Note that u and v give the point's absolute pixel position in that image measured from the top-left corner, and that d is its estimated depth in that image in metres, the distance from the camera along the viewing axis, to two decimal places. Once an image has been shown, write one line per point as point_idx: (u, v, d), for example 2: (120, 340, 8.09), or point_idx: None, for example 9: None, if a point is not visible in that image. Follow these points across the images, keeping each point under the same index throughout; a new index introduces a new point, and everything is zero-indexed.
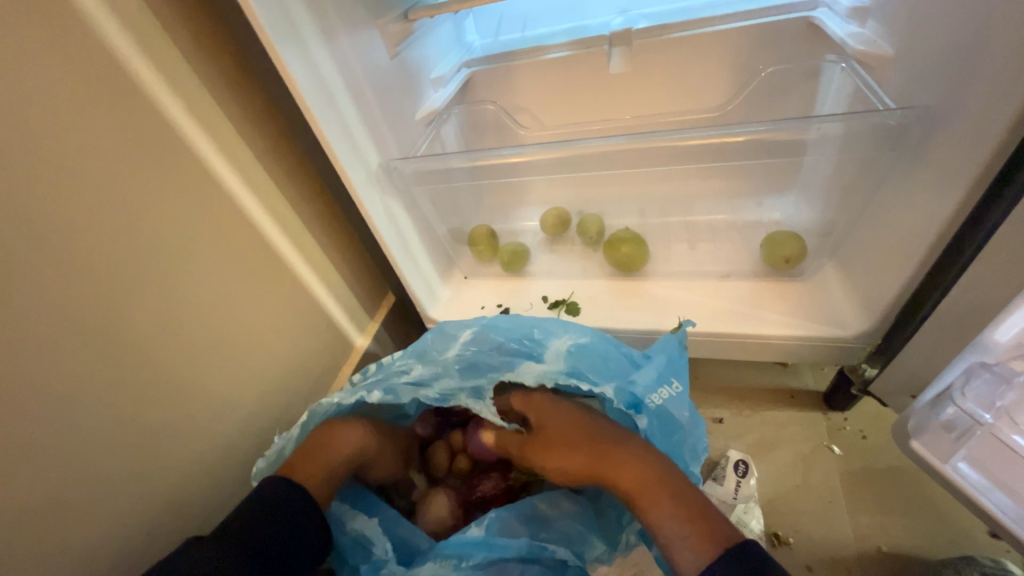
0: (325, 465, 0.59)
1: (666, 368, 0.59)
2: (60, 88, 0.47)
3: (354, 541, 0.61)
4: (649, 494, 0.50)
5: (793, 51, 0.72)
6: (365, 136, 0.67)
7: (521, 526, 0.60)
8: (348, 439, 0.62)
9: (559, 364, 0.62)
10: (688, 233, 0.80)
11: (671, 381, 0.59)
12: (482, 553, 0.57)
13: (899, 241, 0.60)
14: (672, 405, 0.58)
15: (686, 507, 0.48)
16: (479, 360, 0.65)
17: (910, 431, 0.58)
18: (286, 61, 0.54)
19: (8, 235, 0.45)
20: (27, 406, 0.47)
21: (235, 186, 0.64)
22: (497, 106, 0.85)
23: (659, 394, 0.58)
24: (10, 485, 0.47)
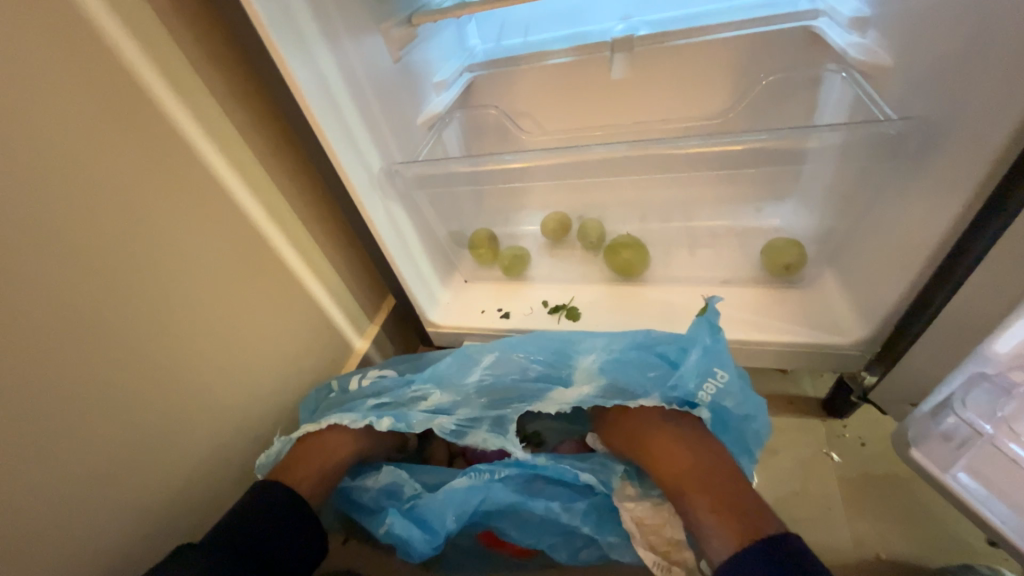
0: (316, 468, 0.62)
1: (705, 360, 0.57)
2: (64, 91, 0.47)
3: (382, 489, 0.65)
4: (691, 484, 0.53)
5: (794, 59, 0.72)
6: (367, 141, 0.68)
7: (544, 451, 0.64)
8: (338, 442, 0.64)
9: (589, 384, 0.62)
10: (688, 239, 0.80)
11: (716, 373, 0.57)
12: (509, 469, 0.61)
13: (898, 249, 0.60)
14: (723, 399, 0.57)
15: (721, 504, 0.50)
16: (502, 386, 0.66)
17: (910, 440, 0.58)
18: (290, 65, 0.55)
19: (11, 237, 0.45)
20: (26, 408, 0.47)
21: (238, 189, 0.64)
22: (499, 111, 0.86)
23: (707, 388, 0.57)
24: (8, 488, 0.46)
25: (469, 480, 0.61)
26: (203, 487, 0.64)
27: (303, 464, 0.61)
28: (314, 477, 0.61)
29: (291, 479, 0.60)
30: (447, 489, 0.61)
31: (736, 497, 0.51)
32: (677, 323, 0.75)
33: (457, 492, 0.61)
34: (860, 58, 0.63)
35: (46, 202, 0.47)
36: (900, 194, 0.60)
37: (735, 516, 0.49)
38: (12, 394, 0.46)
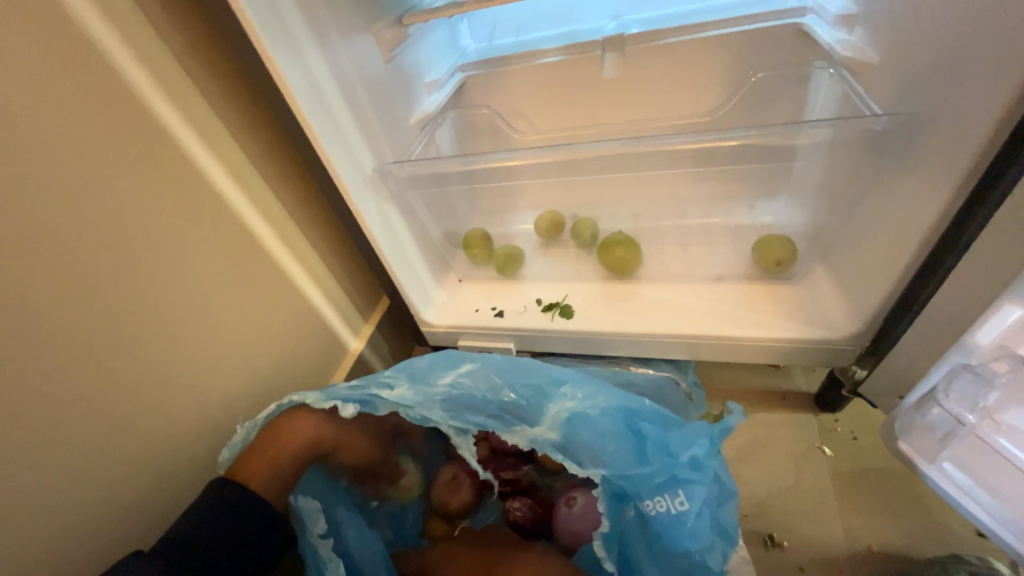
0: (269, 461, 0.56)
1: (675, 476, 0.53)
2: (54, 93, 0.47)
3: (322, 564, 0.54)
4: None
5: (783, 57, 0.73)
6: (359, 141, 0.68)
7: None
8: (296, 431, 0.58)
9: (552, 432, 0.57)
10: (681, 236, 0.81)
11: (677, 495, 0.53)
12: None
13: (887, 244, 0.61)
14: (667, 522, 0.53)
15: None
16: (469, 401, 0.61)
17: (898, 431, 0.60)
18: (283, 70, 0.55)
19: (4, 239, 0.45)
20: (19, 409, 0.47)
21: (230, 190, 0.64)
22: (491, 110, 0.86)
23: (656, 504, 0.53)
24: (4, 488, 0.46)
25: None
26: (197, 489, 0.64)
27: (256, 456, 0.56)
28: (267, 470, 0.56)
29: (240, 473, 0.55)
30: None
31: None
32: (670, 320, 0.75)
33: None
34: (846, 55, 0.63)
35: (37, 204, 0.47)
36: (886, 189, 0.61)
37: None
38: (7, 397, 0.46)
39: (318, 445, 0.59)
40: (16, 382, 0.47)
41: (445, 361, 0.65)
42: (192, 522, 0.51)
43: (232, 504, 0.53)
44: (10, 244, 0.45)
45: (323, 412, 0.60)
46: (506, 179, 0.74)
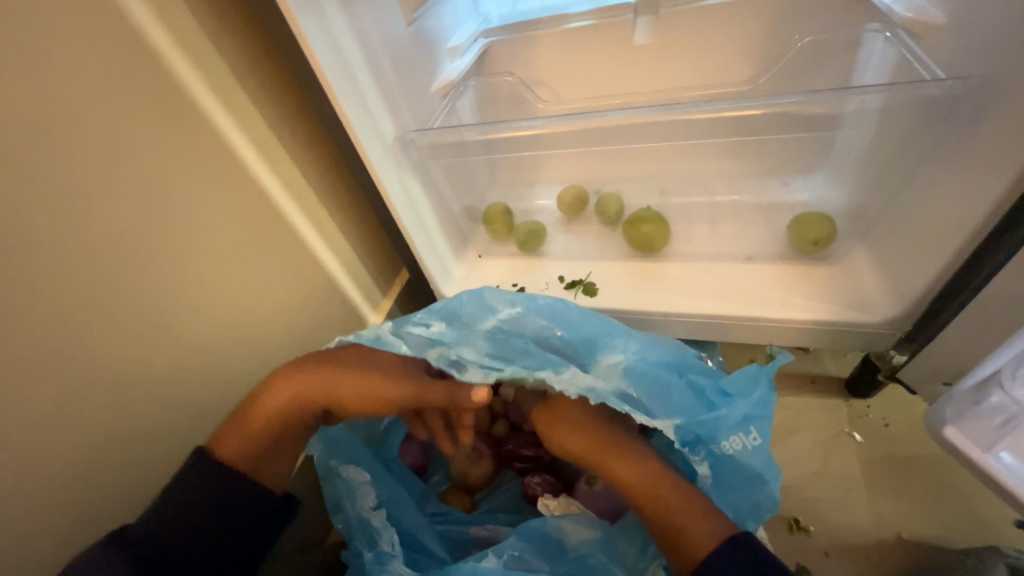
0: (248, 434, 0.54)
1: (745, 413, 0.53)
2: (73, 53, 0.46)
3: (358, 524, 0.58)
4: (664, 487, 0.48)
5: (833, 19, 0.67)
6: (381, 107, 0.65)
7: (544, 553, 0.56)
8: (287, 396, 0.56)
9: (612, 381, 0.53)
10: (710, 213, 0.77)
11: (750, 431, 0.53)
12: (523, 542, 0.57)
13: (941, 223, 0.57)
14: (738, 459, 0.54)
15: (686, 499, 0.47)
16: (516, 344, 0.56)
17: (946, 418, 0.57)
18: (306, 30, 0.52)
19: (27, 202, 0.44)
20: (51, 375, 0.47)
21: (250, 157, 0.62)
22: (516, 78, 0.82)
23: (732, 442, 0.53)
24: None
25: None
26: None
27: (232, 431, 0.54)
28: (246, 445, 0.54)
29: (225, 440, 0.54)
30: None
31: (696, 501, 0.47)
32: (698, 300, 0.72)
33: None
34: (907, 16, 0.58)
35: (58, 168, 0.46)
36: (943, 165, 0.56)
37: (693, 518, 0.45)
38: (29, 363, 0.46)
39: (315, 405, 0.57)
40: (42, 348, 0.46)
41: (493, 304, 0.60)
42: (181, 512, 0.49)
43: (234, 499, 0.52)
44: (32, 209, 0.45)
45: (305, 371, 0.56)
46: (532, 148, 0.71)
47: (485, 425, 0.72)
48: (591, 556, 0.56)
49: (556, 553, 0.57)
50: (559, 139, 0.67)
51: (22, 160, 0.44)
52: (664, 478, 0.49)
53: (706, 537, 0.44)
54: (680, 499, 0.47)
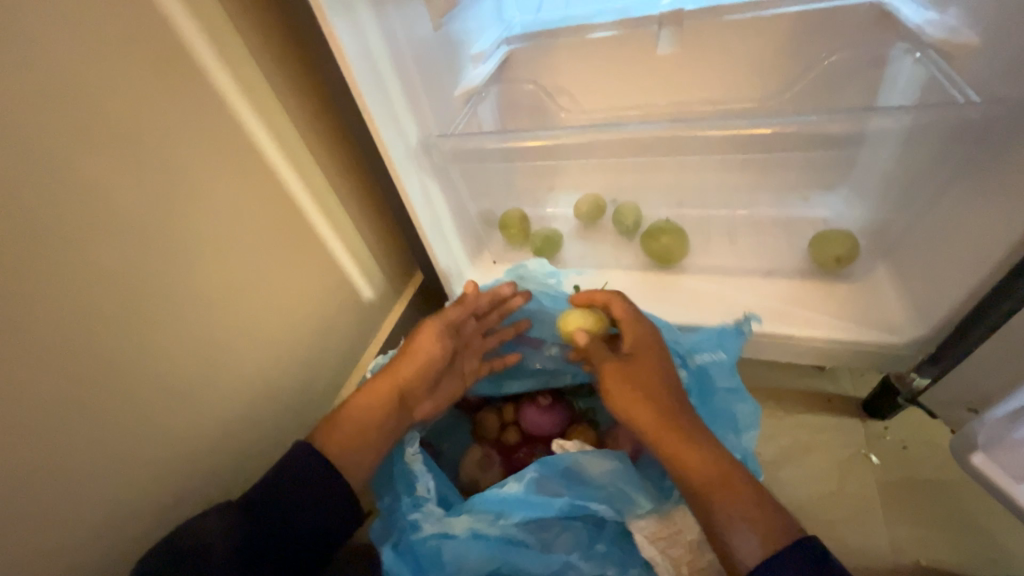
0: (347, 437, 0.55)
1: (714, 338, 0.63)
2: (111, 51, 0.46)
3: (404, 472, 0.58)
4: (726, 480, 0.47)
5: (860, 36, 0.67)
6: (406, 110, 0.65)
7: (565, 484, 0.55)
8: (378, 390, 0.58)
9: None
10: (729, 226, 0.77)
11: (717, 349, 0.62)
12: (545, 473, 0.55)
13: (969, 246, 0.56)
14: (714, 372, 0.61)
15: (750, 500, 0.46)
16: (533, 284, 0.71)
17: (977, 444, 0.58)
18: (336, 30, 0.52)
19: (61, 196, 0.45)
20: (76, 367, 0.48)
21: (274, 155, 0.63)
22: (537, 85, 0.83)
23: (702, 358, 0.62)
24: (61, 442, 0.47)
25: (473, 522, 0.53)
26: (232, 453, 0.65)
27: (334, 435, 0.55)
28: (346, 444, 0.55)
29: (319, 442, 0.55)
30: (450, 525, 0.53)
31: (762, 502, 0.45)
32: (714, 313, 0.72)
33: (461, 534, 0.53)
34: (938, 36, 0.58)
35: (93, 162, 0.46)
36: (971, 183, 0.56)
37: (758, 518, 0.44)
38: (58, 356, 0.46)
39: (402, 391, 0.60)
40: (64, 341, 0.47)
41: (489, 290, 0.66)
42: (272, 509, 0.50)
43: (308, 497, 0.51)
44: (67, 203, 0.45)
45: (388, 369, 0.60)
46: (558, 159, 0.73)
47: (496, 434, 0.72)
48: (611, 486, 0.55)
49: (577, 485, 0.55)
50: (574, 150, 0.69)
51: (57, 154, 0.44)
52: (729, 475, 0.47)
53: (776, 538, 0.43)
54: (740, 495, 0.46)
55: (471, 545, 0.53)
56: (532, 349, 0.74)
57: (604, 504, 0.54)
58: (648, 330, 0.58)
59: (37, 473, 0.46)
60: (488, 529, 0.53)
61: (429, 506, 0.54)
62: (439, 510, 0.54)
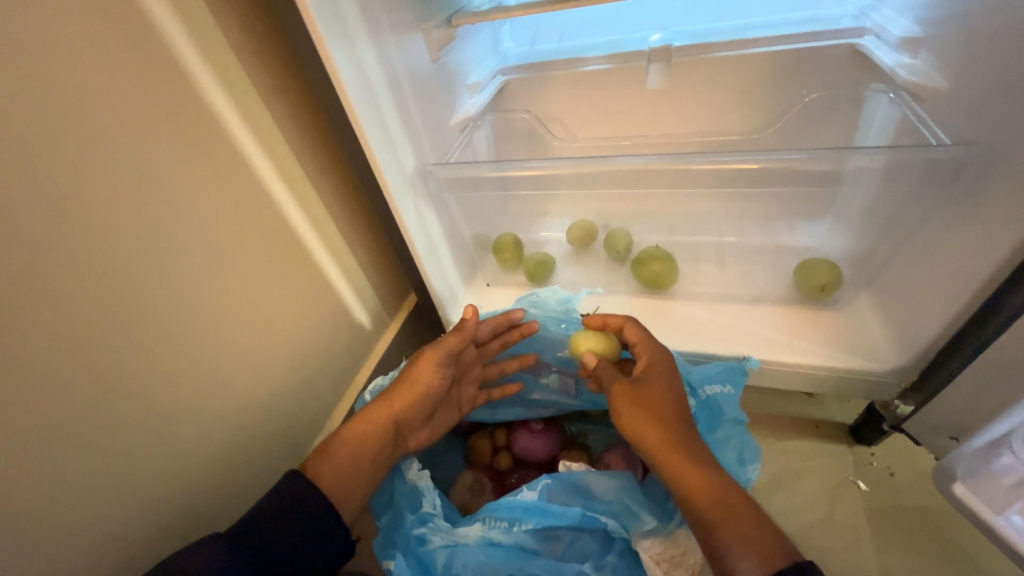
0: (341, 466, 0.56)
1: (722, 371, 0.64)
2: (118, 82, 0.47)
3: (410, 488, 0.57)
4: (728, 508, 0.46)
5: (838, 77, 0.71)
6: (403, 140, 0.67)
7: (574, 496, 0.56)
8: (374, 419, 0.58)
9: None
10: (718, 253, 0.79)
11: (725, 382, 0.63)
12: (556, 485, 0.55)
13: (947, 278, 0.59)
14: (723, 404, 0.62)
15: (752, 526, 0.45)
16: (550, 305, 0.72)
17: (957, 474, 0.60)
18: (337, 62, 0.53)
19: (63, 224, 0.45)
20: (67, 394, 0.47)
21: (274, 182, 0.64)
22: (531, 115, 0.85)
23: (709, 390, 0.63)
24: (46, 471, 0.47)
25: (486, 531, 0.53)
26: (219, 479, 0.64)
27: (330, 464, 0.55)
28: (342, 473, 0.55)
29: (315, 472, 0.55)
30: (463, 534, 0.52)
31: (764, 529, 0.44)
32: (703, 339, 0.74)
33: (472, 544, 0.53)
34: (909, 79, 0.62)
35: (95, 191, 0.47)
36: (949, 219, 0.58)
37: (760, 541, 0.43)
38: (49, 383, 0.46)
39: (399, 421, 0.60)
40: (55, 365, 0.46)
41: (493, 321, 0.67)
42: (259, 539, 0.49)
43: (297, 522, 0.51)
44: (68, 231, 0.46)
45: (387, 398, 0.60)
46: (549, 189, 0.75)
47: (487, 458, 0.73)
48: (616, 500, 0.55)
49: (584, 498, 0.56)
50: (564, 180, 0.72)
51: (59, 183, 0.44)
52: (733, 498, 0.47)
53: (777, 561, 0.42)
54: (744, 516, 0.45)
55: (482, 554, 0.53)
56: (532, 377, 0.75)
57: (612, 516, 0.54)
58: (660, 353, 0.58)
59: (20, 502, 0.45)
60: (502, 537, 0.53)
61: (436, 520, 0.53)
62: (447, 524, 0.53)
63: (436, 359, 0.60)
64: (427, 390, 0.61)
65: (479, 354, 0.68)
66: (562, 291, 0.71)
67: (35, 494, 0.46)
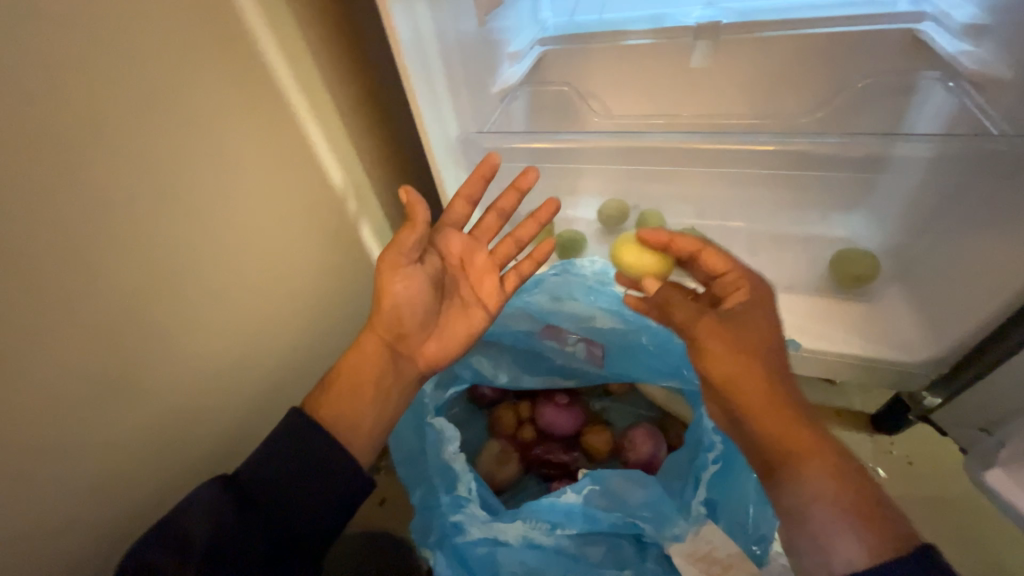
0: (345, 398, 0.53)
1: None
2: (180, 28, 0.48)
3: (443, 472, 0.56)
4: (829, 477, 0.43)
5: (894, 64, 0.69)
6: (448, 104, 0.67)
7: (613, 501, 0.53)
8: (365, 349, 0.56)
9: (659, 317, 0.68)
10: (750, 241, 0.78)
11: None
12: (596, 487, 0.53)
13: (993, 273, 0.58)
14: None
15: (858, 499, 0.42)
16: (585, 284, 0.72)
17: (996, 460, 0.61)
18: (394, 16, 0.55)
19: (127, 167, 0.46)
20: (123, 339, 0.48)
21: (317, 139, 0.65)
22: (570, 88, 0.83)
23: None
24: (99, 411, 0.48)
25: (527, 530, 0.52)
26: (245, 432, 0.66)
27: (340, 407, 0.53)
28: (347, 408, 0.53)
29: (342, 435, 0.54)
30: (503, 531, 0.52)
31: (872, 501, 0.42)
32: None
33: (513, 541, 0.53)
34: None
35: (153, 136, 0.47)
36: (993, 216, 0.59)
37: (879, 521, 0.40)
38: (109, 327, 0.47)
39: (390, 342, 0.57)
40: (123, 314, 0.48)
41: (459, 197, 0.58)
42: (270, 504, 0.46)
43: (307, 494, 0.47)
44: (128, 175, 0.46)
45: (370, 324, 0.57)
46: (571, 163, 0.76)
47: (511, 429, 0.74)
48: (649, 498, 0.54)
49: (622, 505, 0.53)
50: (596, 155, 0.73)
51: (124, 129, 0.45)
52: (840, 467, 0.44)
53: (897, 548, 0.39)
54: (859, 494, 0.42)
55: (523, 552, 0.53)
56: (556, 345, 0.73)
57: (647, 521, 0.53)
58: (761, 287, 0.52)
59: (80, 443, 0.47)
60: (543, 538, 0.53)
61: (472, 507, 0.53)
62: (483, 514, 0.53)
63: (393, 259, 0.54)
64: (395, 301, 0.56)
65: (469, 241, 0.60)
66: (600, 262, 0.72)
67: (92, 430, 0.48)
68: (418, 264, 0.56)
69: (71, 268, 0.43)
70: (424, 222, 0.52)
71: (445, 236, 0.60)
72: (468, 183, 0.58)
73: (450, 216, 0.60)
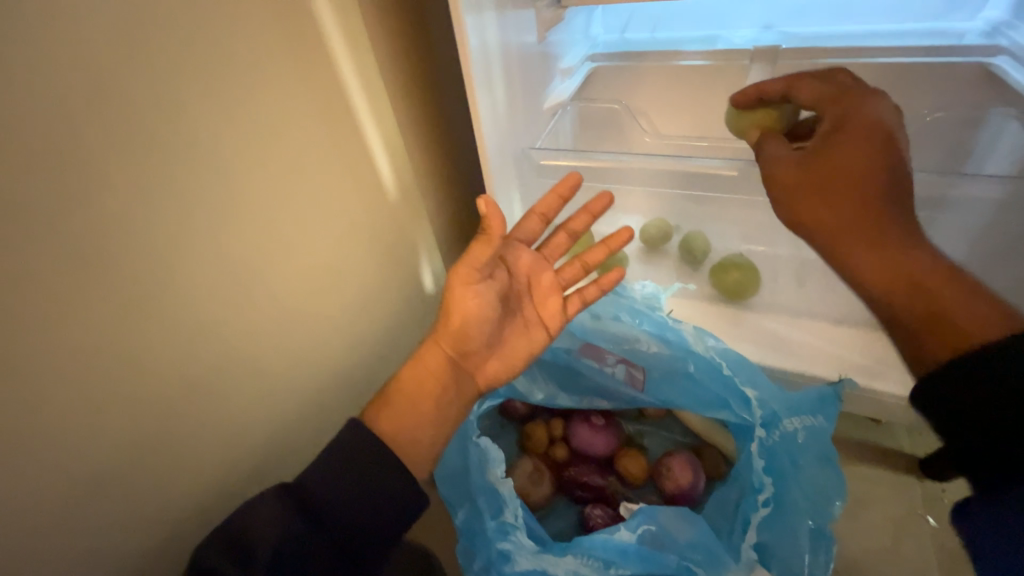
0: (401, 408, 0.53)
1: (813, 403, 0.61)
2: (258, 34, 0.49)
3: (490, 498, 0.56)
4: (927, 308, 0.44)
5: (961, 98, 0.66)
6: (506, 117, 0.67)
7: (665, 539, 0.53)
8: (427, 359, 0.56)
9: (706, 343, 0.67)
10: (800, 272, 0.76)
11: (814, 415, 0.61)
12: (649, 524, 0.53)
13: None
14: (810, 437, 0.60)
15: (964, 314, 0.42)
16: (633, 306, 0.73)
17: None
18: (466, 28, 0.54)
19: (203, 168, 0.46)
20: (189, 341, 0.48)
21: (376, 148, 0.66)
22: (624, 106, 0.80)
23: (795, 421, 0.61)
24: (164, 413, 0.48)
25: (577, 566, 0.52)
26: (295, 447, 0.64)
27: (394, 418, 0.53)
28: (402, 418, 0.53)
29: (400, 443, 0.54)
30: (553, 564, 0.52)
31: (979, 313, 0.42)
32: (777, 354, 0.73)
33: None
34: None
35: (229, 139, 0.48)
36: None
37: (980, 319, 0.42)
38: (177, 328, 0.47)
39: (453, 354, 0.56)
40: (195, 313, 0.48)
41: (534, 211, 0.59)
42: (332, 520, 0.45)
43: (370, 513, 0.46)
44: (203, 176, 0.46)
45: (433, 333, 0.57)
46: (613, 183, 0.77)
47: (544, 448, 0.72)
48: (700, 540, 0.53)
49: (676, 544, 0.53)
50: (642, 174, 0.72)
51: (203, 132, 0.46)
52: (945, 286, 0.44)
53: (988, 334, 0.40)
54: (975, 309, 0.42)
55: None
56: (594, 364, 0.71)
57: (698, 564, 0.52)
58: (872, 107, 0.48)
59: (148, 440, 0.47)
60: None
61: (519, 535, 0.53)
62: (532, 545, 0.52)
63: (464, 275, 0.53)
64: (464, 318, 0.55)
65: (537, 257, 0.59)
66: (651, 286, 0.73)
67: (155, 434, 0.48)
68: (488, 280, 0.55)
69: (149, 267, 0.44)
70: (499, 236, 0.49)
71: (515, 252, 0.59)
72: (543, 200, 0.59)
73: (520, 232, 0.59)
